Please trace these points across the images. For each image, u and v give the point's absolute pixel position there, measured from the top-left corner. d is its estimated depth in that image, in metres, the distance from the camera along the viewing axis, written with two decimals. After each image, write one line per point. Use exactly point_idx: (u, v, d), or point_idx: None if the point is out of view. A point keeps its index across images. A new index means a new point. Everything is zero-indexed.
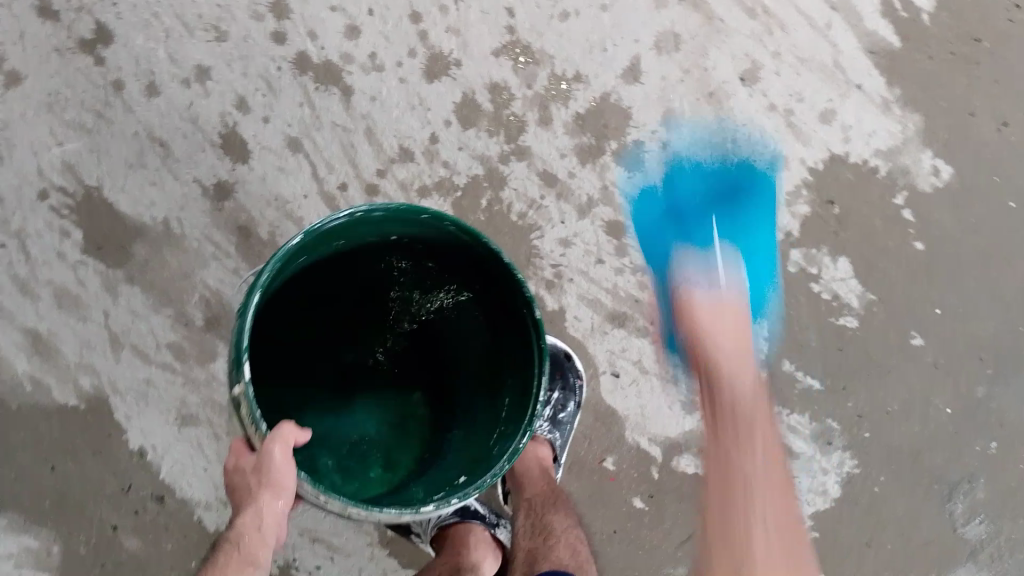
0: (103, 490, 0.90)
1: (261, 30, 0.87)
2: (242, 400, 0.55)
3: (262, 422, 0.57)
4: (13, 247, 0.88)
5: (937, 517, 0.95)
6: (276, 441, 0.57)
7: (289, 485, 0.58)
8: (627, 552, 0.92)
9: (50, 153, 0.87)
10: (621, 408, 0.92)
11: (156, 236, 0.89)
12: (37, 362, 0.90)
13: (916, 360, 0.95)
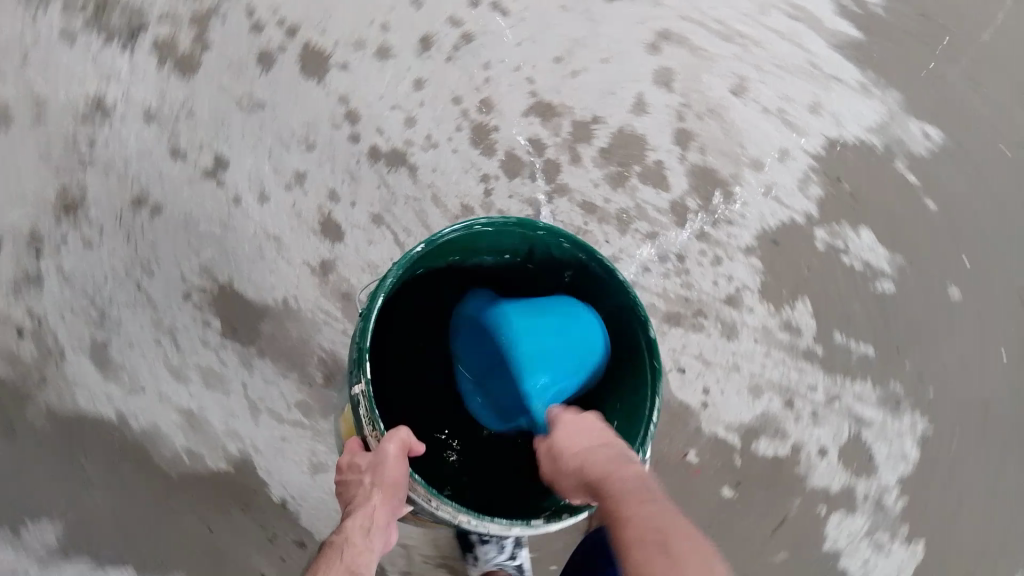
0: (253, 542, 1.05)
1: (340, 135, 1.05)
2: (363, 399, 0.74)
3: (380, 423, 0.75)
4: (166, 342, 1.09)
5: (1020, 463, 1.02)
6: (388, 443, 0.75)
7: (401, 479, 0.75)
8: (724, 540, 1.02)
9: (189, 262, 1.09)
10: (690, 401, 1.03)
11: (277, 313, 1.08)
12: (190, 436, 1.07)
13: (958, 313, 1.03)
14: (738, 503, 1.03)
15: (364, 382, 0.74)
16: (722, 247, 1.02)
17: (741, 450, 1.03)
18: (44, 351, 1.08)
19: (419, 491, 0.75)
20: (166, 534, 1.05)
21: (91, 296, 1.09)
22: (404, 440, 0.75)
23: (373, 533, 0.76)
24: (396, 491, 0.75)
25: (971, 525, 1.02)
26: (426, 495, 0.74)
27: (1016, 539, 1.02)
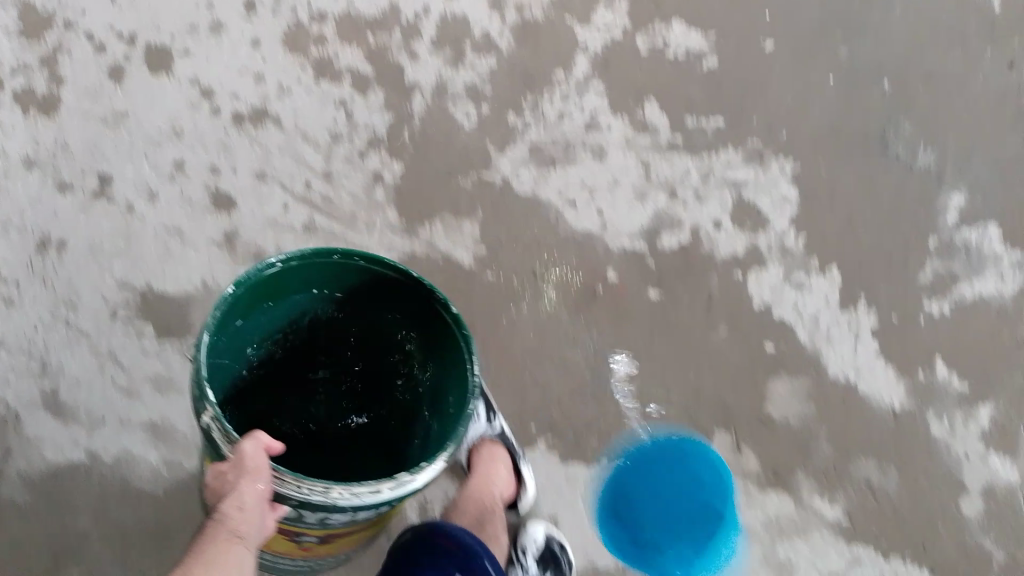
0: None
1: (202, 114, 1.20)
2: (214, 422, 0.72)
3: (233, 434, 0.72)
4: (110, 368, 1.16)
5: (884, 158, 1.21)
6: (248, 444, 0.70)
7: (266, 472, 0.70)
8: (670, 340, 1.11)
9: (106, 283, 1.16)
10: (591, 227, 1.16)
11: (201, 299, 1.16)
12: (162, 446, 1.15)
13: (778, 58, 1.26)
14: (668, 302, 1.13)
15: (210, 406, 0.72)
16: (563, 83, 1.23)
17: (650, 252, 1.14)
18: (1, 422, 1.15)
19: (287, 483, 0.70)
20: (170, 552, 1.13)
21: (28, 350, 1.16)
22: (264, 438, 0.71)
23: (250, 522, 0.71)
24: (265, 487, 0.70)
25: (872, 229, 1.17)
26: (294, 481, 0.70)
27: (908, 226, 1.17)
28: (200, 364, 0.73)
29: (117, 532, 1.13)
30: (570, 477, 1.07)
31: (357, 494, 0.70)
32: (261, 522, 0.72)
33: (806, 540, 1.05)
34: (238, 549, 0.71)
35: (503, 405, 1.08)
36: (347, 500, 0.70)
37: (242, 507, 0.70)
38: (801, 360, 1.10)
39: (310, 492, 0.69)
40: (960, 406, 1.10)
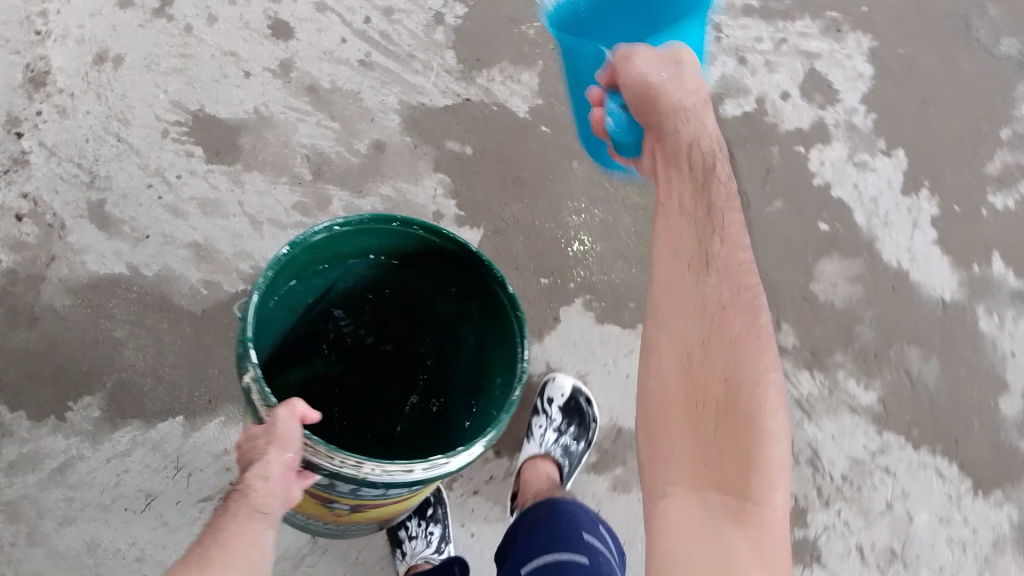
0: None
1: None
2: (253, 384, 0.69)
3: (271, 397, 0.68)
4: (158, 187, 1.16)
5: (968, 43, 1.22)
6: (282, 411, 0.67)
7: (295, 442, 0.67)
8: None
9: (160, 101, 1.17)
10: None
11: (254, 125, 1.16)
12: (204, 268, 1.16)
13: None
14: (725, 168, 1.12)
15: (251, 367, 0.68)
16: None
17: (714, 118, 1.13)
18: (46, 229, 1.15)
19: (319, 453, 0.68)
20: (206, 376, 1.16)
21: (79, 161, 1.17)
22: (303, 403, 0.67)
23: (273, 489, 0.68)
24: (292, 454, 0.68)
25: (946, 108, 1.18)
26: (327, 452, 0.68)
27: (981, 111, 1.19)
28: (246, 328, 0.69)
29: (153, 344, 1.15)
30: (604, 337, 1.12)
31: (388, 471, 0.68)
32: (284, 493, 0.69)
33: (834, 421, 1.09)
34: (258, 527, 0.68)
35: (544, 260, 1.12)
36: (380, 474, 0.68)
37: (266, 471, 0.68)
38: (852, 239, 1.12)
39: (342, 465, 0.68)
40: (1011, 305, 1.12)
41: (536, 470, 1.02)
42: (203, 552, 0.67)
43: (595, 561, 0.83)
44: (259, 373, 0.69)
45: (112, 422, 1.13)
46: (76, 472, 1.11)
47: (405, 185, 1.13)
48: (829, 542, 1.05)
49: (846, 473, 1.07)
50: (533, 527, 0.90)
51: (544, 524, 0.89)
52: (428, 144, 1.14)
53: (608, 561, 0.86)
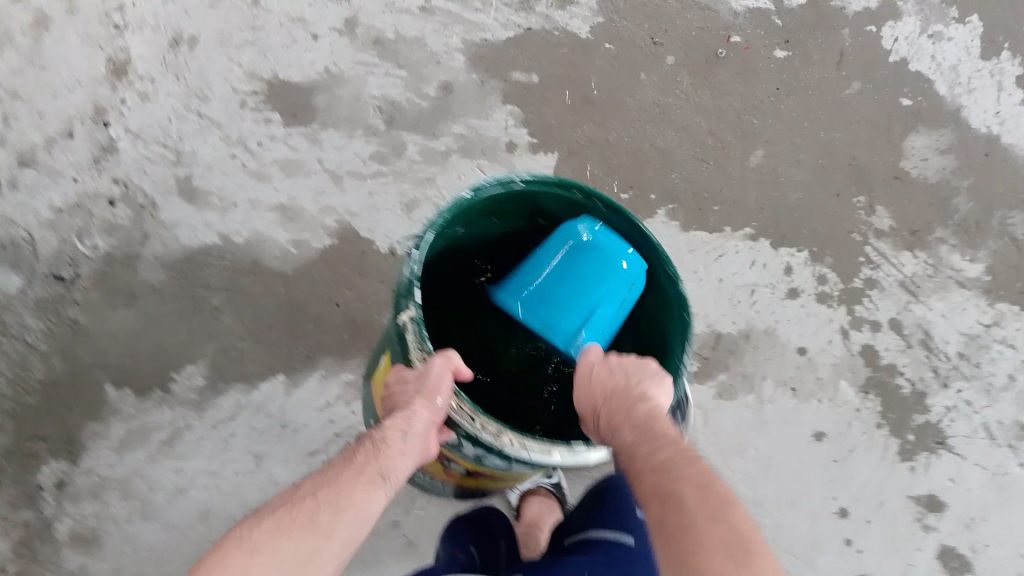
0: (381, 298, 1.17)
1: None
2: (411, 325, 0.72)
3: (427, 343, 0.73)
4: (242, 155, 1.20)
5: None
6: (441, 359, 0.73)
7: (445, 396, 0.72)
8: (800, 98, 1.15)
9: (234, 73, 1.22)
10: None
11: (326, 85, 1.20)
12: (291, 227, 1.18)
13: None
14: (797, 57, 1.17)
15: (411, 307, 0.72)
16: None
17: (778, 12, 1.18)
18: (138, 210, 1.18)
19: (463, 412, 0.71)
20: (303, 330, 1.16)
21: (164, 140, 1.21)
22: (455, 359, 0.73)
23: (405, 448, 0.72)
24: (437, 408, 0.71)
25: None
26: (470, 413, 0.71)
27: None
28: (417, 267, 0.73)
29: (249, 307, 1.16)
30: (691, 243, 1.10)
31: (527, 447, 0.69)
32: (416, 454, 0.73)
33: (943, 300, 1.08)
34: (381, 490, 0.69)
35: (624, 173, 1.12)
36: (517, 448, 0.69)
37: (410, 420, 0.72)
38: (936, 111, 1.15)
39: (482, 430, 0.69)
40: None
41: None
42: (320, 510, 0.65)
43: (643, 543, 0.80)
44: (419, 313, 0.72)
45: (216, 388, 1.14)
46: (184, 442, 1.12)
47: (478, 122, 1.16)
48: (953, 424, 1.07)
49: (961, 350, 1.08)
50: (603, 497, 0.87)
51: (607, 496, 0.87)
52: (495, 78, 1.17)
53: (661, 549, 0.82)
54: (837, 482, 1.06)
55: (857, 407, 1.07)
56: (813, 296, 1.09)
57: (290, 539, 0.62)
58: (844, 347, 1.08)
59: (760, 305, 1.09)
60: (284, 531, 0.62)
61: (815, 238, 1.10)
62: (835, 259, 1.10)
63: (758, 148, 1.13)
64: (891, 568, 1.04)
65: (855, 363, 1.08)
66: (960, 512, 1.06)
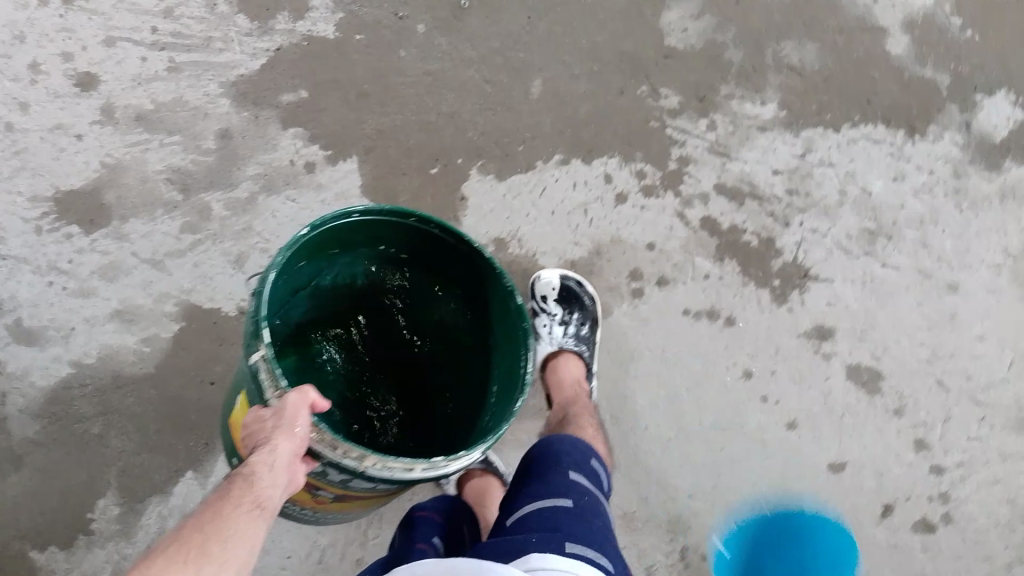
0: None
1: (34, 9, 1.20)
2: (264, 363, 0.70)
3: (283, 380, 0.70)
4: (58, 279, 1.16)
5: None
6: (299, 394, 0.69)
7: (305, 424, 0.69)
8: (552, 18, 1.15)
9: (18, 204, 1.17)
10: None
11: (108, 180, 1.17)
12: (135, 327, 1.15)
13: None
14: None
15: (263, 346, 0.70)
16: None
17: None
18: None
19: (324, 440, 0.70)
20: (191, 419, 1.15)
21: None
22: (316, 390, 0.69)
23: (276, 479, 0.68)
24: (299, 440, 0.69)
25: None
26: (331, 442, 0.70)
27: None
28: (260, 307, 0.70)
29: (130, 421, 1.14)
30: (513, 188, 1.11)
31: (388, 467, 0.70)
32: (286, 484, 0.69)
33: (753, 148, 1.10)
34: (261, 521, 0.67)
35: (420, 146, 1.12)
36: (382, 469, 0.70)
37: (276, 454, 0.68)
38: None
39: (344, 457, 0.70)
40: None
41: (561, 372, 1.07)
42: (209, 541, 0.63)
43: (580, 502, 0.83)
44: (272, 350, 0.70)
45: (134, 509, 1.12)
46: (129, 571, 1.11)
47: (268, 155, 1.15)
48: (808, 253, 1.10)
49: (788, 187, 1.10)
50: (531, 467, 0.90)
51: (535, 469, 0.89)
52: (267, 107, 1.15)
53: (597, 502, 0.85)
54: (733, 346, 1.09)
55: (719, 275, 1.10)
56: (640, 193, 1.11)
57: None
58: (686, 228, 1.11)
59: (598, 220, 1.11)
60: (179, 564, 0.60)
61: (619, 139, 1.11)
62: (644, 150, 1.11)
63: (534, 77, 1.13)
64: (812, 403, 1.08)
65: (701, 237, 1.10)
66: (851, 327, 1.09)
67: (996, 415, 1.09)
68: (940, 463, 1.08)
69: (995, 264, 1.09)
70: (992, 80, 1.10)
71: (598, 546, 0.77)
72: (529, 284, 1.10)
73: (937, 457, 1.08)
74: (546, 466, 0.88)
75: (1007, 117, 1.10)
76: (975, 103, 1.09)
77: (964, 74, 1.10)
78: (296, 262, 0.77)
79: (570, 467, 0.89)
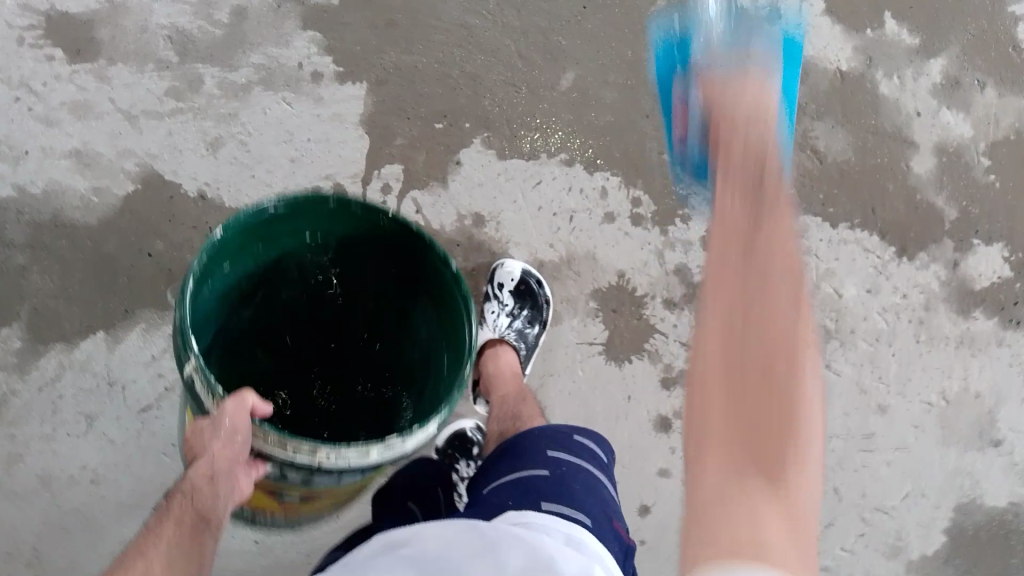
0: (191, 242, 1.07)
1: None
2: (196, 374, 0.60)
3: (218, 385, 0.59)
4: (27, 98, 1.09)
5: None
6: (231, 406, 0.59)
7: (246, 430, 0.60)
8: (608, 20, 1.13)
9: (7, 9, 1.10)
10: None
11: (107, 15, 1.10)
12: (88, 175, 1.08)
13: None
14: None
15: (192, 356, 0.59)
16: None
17: None
18: None
19: (270, 442, 0.60)
20: (114, 285, 1.06)
21: None
22: (251, 399, 0.60)
23: (222, 488, 0.63)
24: (242, 447, 0.61)
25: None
26: (280, 441, 0.59)
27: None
28: (184, 307, 0.61)
29: (56, 262, 1.06)
30: (509, 171, 1.09)
31: (345, 456, 0.59)
32: (233, 494, 0.64)
33: None
34: (207, 537, 0.65)
35: (435, 99, 1.10)
36: (338, 463, 0.59)
37: (219, 470, 0.63)
38: None
39: (296, 454, 0.59)
40: (910, 64, 1.13)
41: (499, 363, 1.03)
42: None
43: (558, 472, 0.72)
44: (202, 361, 0.59)
45: (36, 348, 1.04)
46: (12, 408, 1.02)
47: (276, 49, 1.10)
48: None
49: None
50: (507, 450, 0.79)
51: (507, 447, 0.79)
52: (291, 0, 1.11)
53: (584, 472, 0.74)
54: (659, 393, 1.09)
55: (675, 323, 1.10)
56: (629, 219, 1.10)
57: None
58: (659, 266, 1.10)
59: (579, 230, 1.10)
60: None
61: (625, 159, 1.11)
62: (644, 180, 1.11)
63: (568, 74, 1.12)
64: None
65: (669, 281, 1.10)
66: None
67: (873, 535, 1.08)
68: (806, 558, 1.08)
69: (928, 403, 1.10)
70: (995, 230, 1.11)
71: (581, 510, 0.67)
72: (491, 269, 1.08)
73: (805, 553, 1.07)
74: (523, 441, 0.78)
75: (995, 271, 1.11)
76: (971, 245, 1.11)
77: (972, 216, 1.11)
78: (211, 268, 0.67)
79: (550, 444, 0.77)
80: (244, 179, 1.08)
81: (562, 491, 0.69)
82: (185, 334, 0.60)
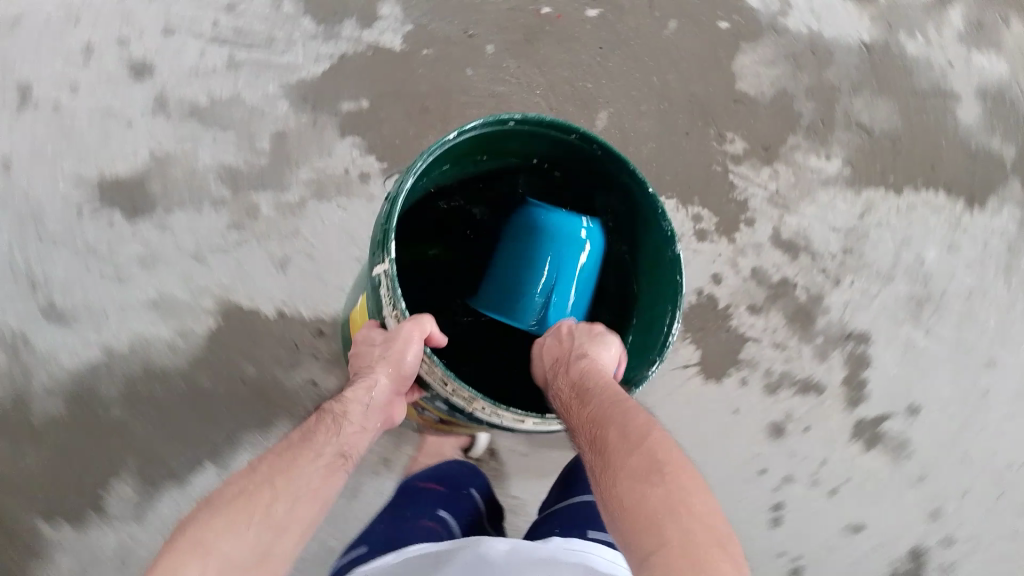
0: (281, 359, 1.10)
1: None
2: (386, 280, 0.67)
3: (402, 304, 0.69)
4: (95, 264, 1.10)
5: None
6: (413, 326, 0.72)
7: (412, 358, 0.72)
8: (627, 54, 1.13)
9: (61, 184, 1.11)
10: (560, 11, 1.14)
11: (155, 170, 1.12)
12: (170, 320, 1.09)
13: None
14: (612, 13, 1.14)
15: (387, 262, 0.67)
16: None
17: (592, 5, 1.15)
18: (11, 348, 1.09)
19: (434, 376, 0.69)
20: (216, 417, 1.08)
21: (12, 269, 1.10)
22: (429, 325, 0.72)
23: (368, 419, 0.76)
24: (403, 373, 0.73)
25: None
26: (442, 378, 0.68)
27: None
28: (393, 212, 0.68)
29: (155, 409, 1.08)
30: None
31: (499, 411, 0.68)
32: (378, 423, 0.78)
33: (813, 204, 1.11)
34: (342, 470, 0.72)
35: None
36: (489, 414, 0.68)
37: (374, 392, 0.75)
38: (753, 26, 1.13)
39: (452, 395, 0.68)
40: (929, 19, 1.15)
41: None
42: (278, 500, 0.64)
43: (602, 498, 0.93)
44: (394, 270, 0.67)
45: (150, 495, 1.07)
46: (136, 557, 1.06)
47: (322, 161, 1.12)
48: (854, 315, 1.09)
49: (843, 245, 1.10)
50: (568, 481, 1.02)
51: (571, 479, 1.01)
52: (325, 112, 1.13)
53: None
54: (767, 403, 1.07)
55: (767, 327, 1.08)
56: (693, 236, 1.09)
57: (243, 532, 0.61)
58: (735, 276, 1.09)
59: None
60: (238, 524, 0.61)
61: (678, 183, 1.10)
62: (700, 196, 1.10)
63: (602, 110, 1.12)
64: (843, 466, 1.07)
65: (749, 288, 1.08)
66: (885, 393, 1.09)
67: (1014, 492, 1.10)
68: (950, 534, 1.08)
69: None
70: None
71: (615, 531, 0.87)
72: None
73: (950, 528, 1.08)
74: (580, 478, 1.00)
75: None
76: None
77: None
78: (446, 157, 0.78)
79: None
80: (318, 287, 1.11)
81: (606, 508, 0.92)
82: (387, 238, 0.68)
